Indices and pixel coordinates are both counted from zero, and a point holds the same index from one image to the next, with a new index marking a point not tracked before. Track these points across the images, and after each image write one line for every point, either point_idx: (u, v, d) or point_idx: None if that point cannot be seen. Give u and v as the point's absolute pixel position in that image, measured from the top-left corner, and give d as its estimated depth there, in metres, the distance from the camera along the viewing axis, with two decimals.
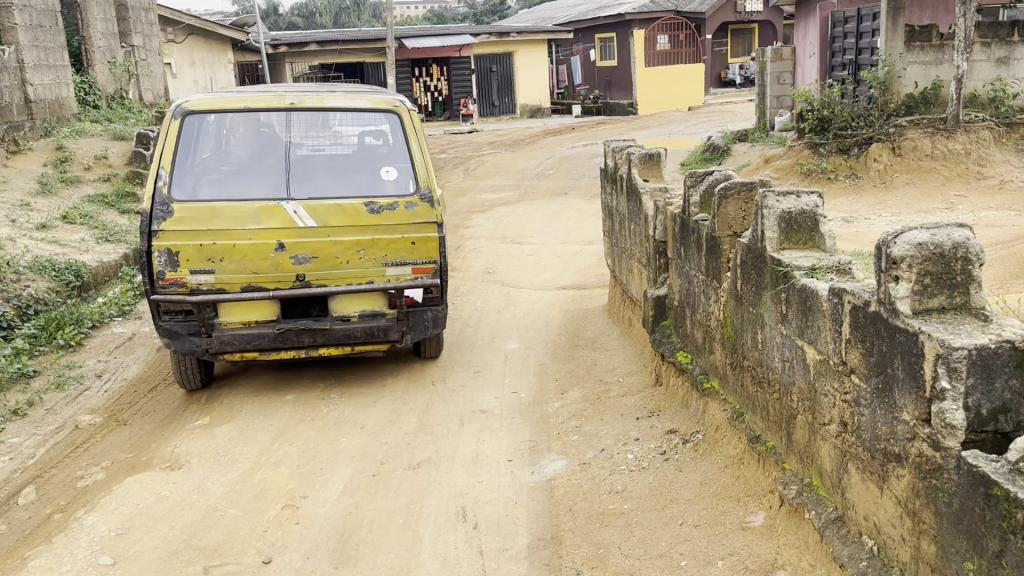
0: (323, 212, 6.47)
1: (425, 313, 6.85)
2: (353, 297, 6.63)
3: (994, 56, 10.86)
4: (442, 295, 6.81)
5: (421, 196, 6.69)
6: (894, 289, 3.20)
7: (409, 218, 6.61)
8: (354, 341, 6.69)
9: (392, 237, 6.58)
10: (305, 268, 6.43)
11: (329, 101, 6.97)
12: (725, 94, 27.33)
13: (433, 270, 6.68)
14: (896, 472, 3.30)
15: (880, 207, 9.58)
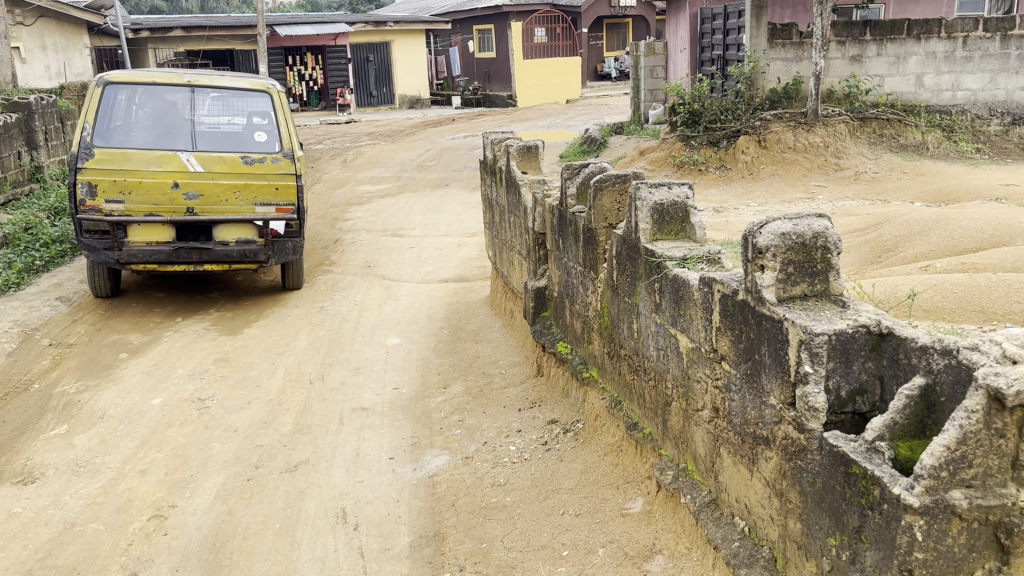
0: (210, 159, 7.84)
1: (286, 244, 8.24)
2: (232, 226, 8.02)
3: (848, 54, 11.45)
4: (300, 228, 8.22)
5: (284, 154, 8.09)
6: (760, 278, 3.32)
7: (274, 169, 8.00)
8: (232, 261, 8.07)
9: (260, 183, 7.95)
10: (194, 204, 7.80)
11: (216, 82, 8.36)
12: (602, 87, 27.85)
13: (293, 210, 8.11)
14: (764, 454, 3.43)
15: (749, 198, 9.94)
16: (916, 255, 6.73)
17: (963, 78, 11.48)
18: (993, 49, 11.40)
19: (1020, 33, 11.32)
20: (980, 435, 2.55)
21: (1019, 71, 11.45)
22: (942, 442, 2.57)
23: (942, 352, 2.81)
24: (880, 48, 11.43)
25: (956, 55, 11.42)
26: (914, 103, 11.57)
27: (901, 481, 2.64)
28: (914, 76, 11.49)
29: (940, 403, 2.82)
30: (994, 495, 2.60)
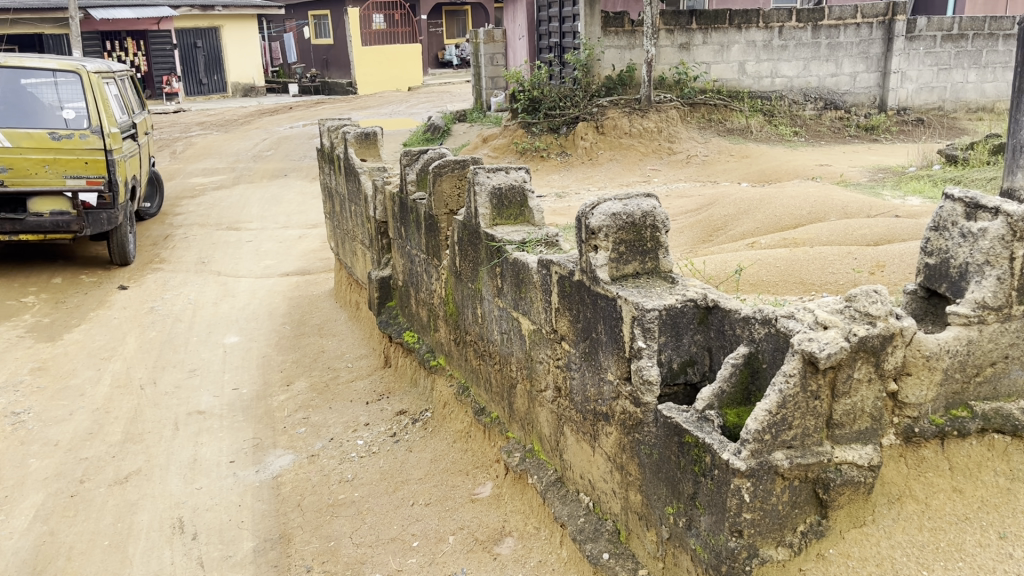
0: (16, 134, 7.74)
1: (101, 215, 8.20)
2: (46, 198, 7.99)
3: (677, 41, 11.94)
4: (114, 200, 8.14)
5: (94, 130, 7.97)
6: (593, 258, 3.39)
7: (83, 144, 7.91)
8: (46, 232, 8.05)
9: (70, 157, 7.87)
10: (3, 176, 7.72)
11: (26, 63, 8.24)
12: (445, 75, 27.73)
13: (105, 183, 8.03)
14: (604, 429, 3.50)
15: (589, 182, 10.16)
16: (744, 233, 7.11)
17: (780, 65, 12.24)
18: (806, 38, 12.20)
19: (828, 23, 12.15)
20: (797, 398, 2.70)
21: (829, 60, 12.31)
22: (764, 406, 2.70)
23: (763, 322, 2.95)
24: (705, 37, 11.97)
25: (772, 44, 12.15)
26: (738, 90, 12.23)
27: (728, 447, 2.76)
28: (737, 64, 12.13)
29: (762, 369, 2.96)
30: (811, 454, 2.76)
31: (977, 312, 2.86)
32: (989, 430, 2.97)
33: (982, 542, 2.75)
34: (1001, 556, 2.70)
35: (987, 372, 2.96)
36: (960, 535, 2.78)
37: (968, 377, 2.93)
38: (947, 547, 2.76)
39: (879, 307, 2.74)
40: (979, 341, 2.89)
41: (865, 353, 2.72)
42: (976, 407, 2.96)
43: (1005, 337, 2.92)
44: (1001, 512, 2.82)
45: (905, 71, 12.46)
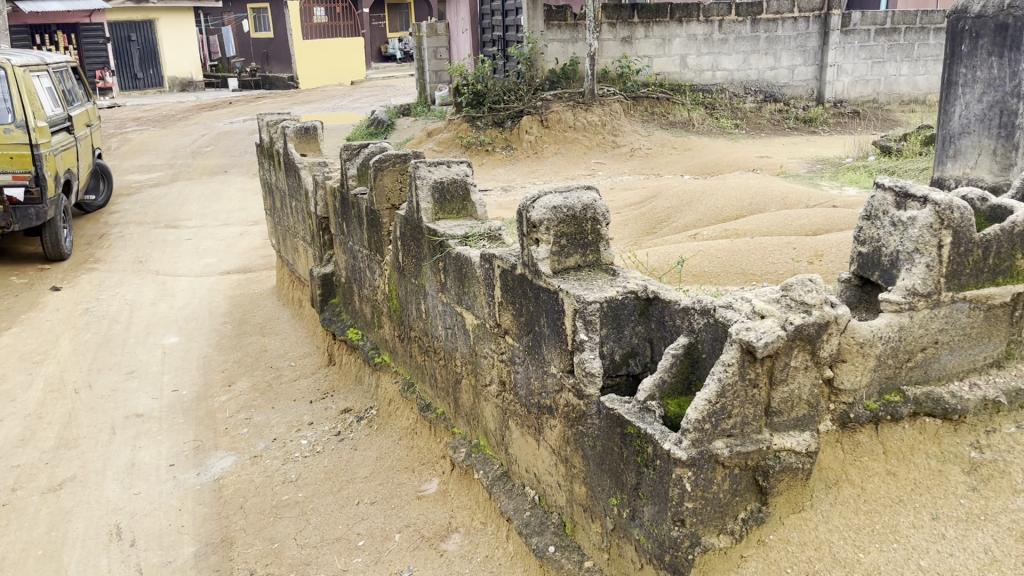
0: None
1: (29, 210, 7.97)
2: None
3: (619, 35, 11.96)
4: (43, 195, 7.94)
5: (18, 124, 7.79)
6: (535, 251, 3.38)
7: (7, 139, 7.75)
8: None
9: None
10: None
11: None
12: (388, 69, 27.49)
13: (31, 177, 7.84)
14: (548, 422, 3.51)
15: (535, 176, 10.16)
16: (686, 224, 7.19)
17: (720, 59, 12.39)
18: (745, 32, 12.38)
19: (767, 17, 12.36)
20: (736, 386, 2.72)
21: (768, 53, 12.54)
22: (704, 396, 2.72)
23: (702, 312, 2.98)
24: (647, 31, 12.04)
25: (713, 37, 12.29)
26: (680, 83, 12.35)
27: (670, 437, 2.78)
28: (679, 57, 12.25)
29: (702, 359, 2.99)
30: (751, 442, 2.79)
31: (909, 299, 2.94)
32: (921, 414, 3.03)
33: (915, 523, 2.82)
34: (933, 536, 2.78)
35: (918, 358, 3.03)
36: (895, 518, 2.85)
37: (900, 362, 3.00)
38: (883, 530, 2.82)
39: (815, 296, 2.78)
40: (910, 327, 2.96)
41: (801, 341, 2.75)
42: (907, 392, 3.03)
43: (935, 322, 3.00)
44: (932, 493, 2.90)
45: (840, 64, 12.76)
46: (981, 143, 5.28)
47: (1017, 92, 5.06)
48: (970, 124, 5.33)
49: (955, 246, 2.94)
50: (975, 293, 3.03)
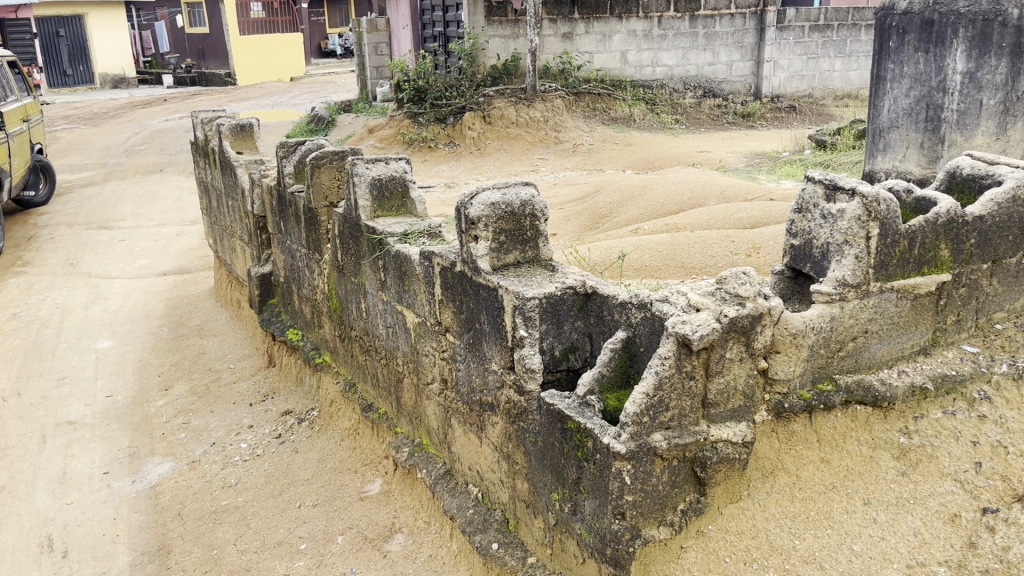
0: None
1: None
2: None
3: (560, 31, 12.00)
4: None
5: None
6: (474, 248, 3.36)
7: None
8: None
9: None
10: None
11: None
12: (328, 65, 27.15)
13: None
14: (490, 419, 3.50)
15: (478, 172, 10.13)
16: (628, 219, 7.25)
17: (660, 54, 12.50)
18: (684, 28, 12.53)
19: (704, 14, 12.53)
20: (673, 379, 2.75)
21: (706, 49, 12.71)
22: (642, 389, 2.74)
23: (639, 306, 2.99)
24: (587, 27, 12.08)
25: (652, 33, 12.40)
26: (621, 78, 12.44)
27: (609, 431, 2.79)
28: (619, 53, 12.33)
29: (640, 353, 3.01)
30: (688, 433, 2.82)
31: (839, 290, 3.00)
32: (852, 402, 3.10)
33: (848, 509, 2.89)
34: (866, 521, 2.85)
35: (849, 347, 3.10)
36: (829, 504, 2.91)
37: (832, 352, 3.06)
38: (817, 516, 2.89)
39: (748, 289, 2.81)
40: (840, 317, 3.02)
41: (736, 333, 2.79)
42: (840, 380, 3.09)
43: (864, 312, 3.07)
44: (864, 479, 2.96)
45: (776, 60, 13.01)
46: (909, 137, 5.32)
47: (943, 87, 5.07)
48: (899, 118, 5.36)
49: (883, 237, 3.01)
50: (901, 283, 3.11)
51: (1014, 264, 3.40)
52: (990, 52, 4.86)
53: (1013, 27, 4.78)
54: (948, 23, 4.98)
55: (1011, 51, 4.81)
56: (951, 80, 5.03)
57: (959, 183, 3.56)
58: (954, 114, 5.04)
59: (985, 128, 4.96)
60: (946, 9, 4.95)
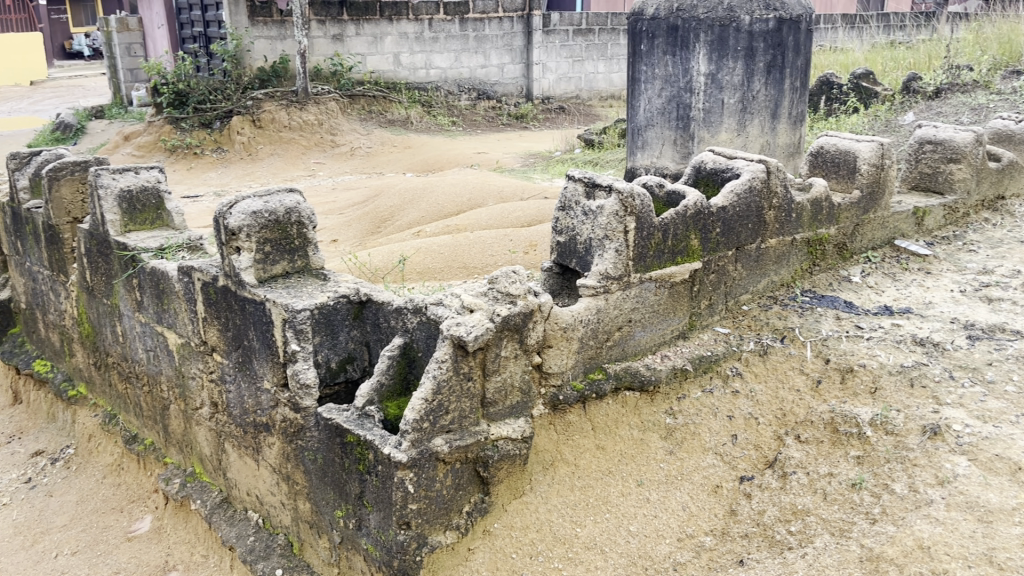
0: None
1: None
2: None
3: (329, 33, 11.69)
4: None
5: None
6: (236, 260, 3.16)
7: None
8: None
9: None
10: None
11: None
12: (75, 67, 24.92)
13: None
14: (266, 440, 3.31)
15: (250, 178, 9.66)
16: (410, 222, 7.21)
17: (432, 57, 12.59)
18: (454, 31, 12.68)
19: (473, 17, 12.76)
20: (451, 382, 2.73)
21: (477, 51, 12.95)
22: (420, 395, 2.69)
23: (414, 311, 2.95)
24: (357, 28, 11.89)
25: (424, 36, 12.45)
26: (395, 80, 12.37)
27: (389, 440, 2.72)
28: (391, 55, 12.26)
29: (417, 358, 2.97)
30: (469, 434, 2.80)
31: (603, 284, 3.12)
32: (622, 388, 3.23)
33: (624, 492, 3.03)
34: (640, 501, 2.99)
35: (616, 336, 3.24)
36: (606, 489, 3.03)
37: (600, 342, 3.18)
38: (596, 502, 3.00)
39: (518, 286, 2.85)
40: (606, 309, 3.15)
41: (509, 331, 2.82)
42: (609, 368, 3.22)
43: (626, 302, 3.22)
44: (637, 462, 3.11)
45: (544, 62, 13.53)
46: (664, 134, 5.48)
47: (690, 87, 5.27)
48: (653, 117, 5.51)
49: (639, 231, 3.17)
50: (658, 272, 3.30)
51: (754, 250, 3.71)
52: (727, 54, 5.13)
53: (746, 33, 5.08)
54: (690, 28, 5.17)
55: (745, 55, 5.11)
56: (696, 81, 5.24)
57: (704, 176, 3.83)
58: (701, 112, 5.25)
59: (728, 126, 5.24)
60: (688, 15, 5.15)
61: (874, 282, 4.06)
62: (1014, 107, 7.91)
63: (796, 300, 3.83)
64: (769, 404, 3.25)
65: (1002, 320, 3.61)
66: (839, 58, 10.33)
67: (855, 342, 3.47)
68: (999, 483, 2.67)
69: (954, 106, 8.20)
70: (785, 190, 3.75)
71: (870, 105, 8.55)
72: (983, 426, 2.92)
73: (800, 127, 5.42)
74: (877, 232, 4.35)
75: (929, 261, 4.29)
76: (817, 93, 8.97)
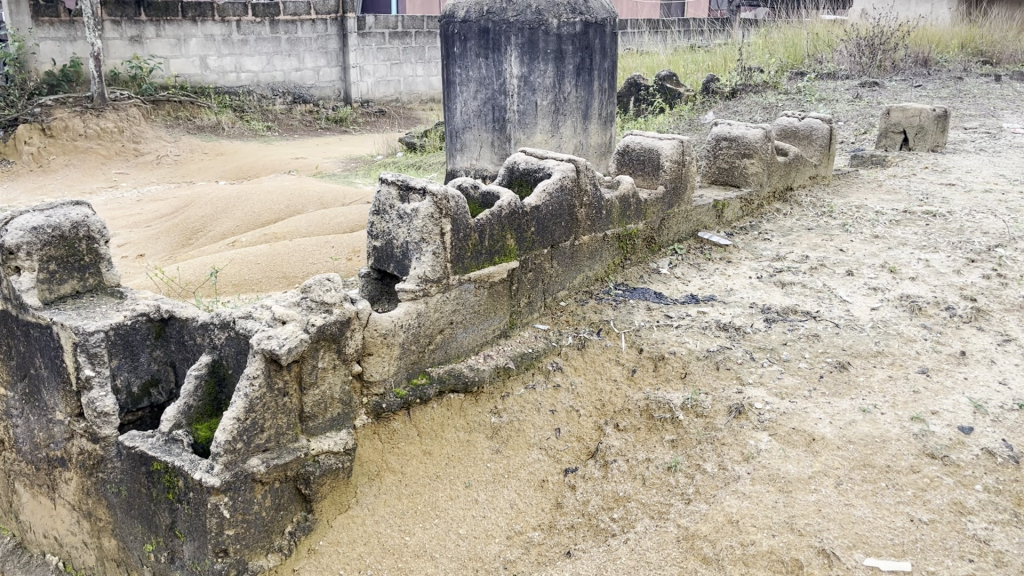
0: None
1: None
2: None
3: (126, 34, 10.95)
4: None
5: None
6: (16, 281, 2.88)
7: None
8: None
9: None
10: None
11: None
12: None
13: None
14: (63, 476, 3.03)
15: (42, 192, 8.86)
16: (224, 232, 6.88)
17: (242, 60, 12.09)
18: (264, 33, 12.23)
19: (284, 19, 12.37)
20: (265, 399, 2.60)
21: (290, 54, 12.57)
22: (232, 414, 2.54)
23: (221, 326, 2.79)
24: (158, 30, 11.22)
25: (232, 38, 11.93)
26: (202, 85, 11.78)
27: (200, 465, 2.56)
28: (197, 58, 11.66)
29: (228, 375, 2.81)
30: (288, 452, 2.68)
31: (422, 287, 3.08)
32: (446, 391, 3.22)
33: (452, 495, 3.01)
34: (468, 503, 2.99)
35: (438, 339, 3.20)
36: (434, 494, 3.01)
37: (422, 347, 3.14)
38: (424, 509, 2.97)
39: (333, 295, 2.75)
40: (426, 312, 3.11)
41: (326, 341, 2.71)
42: (432, 372, 3.18)
43: (447, 305, 3.20)
44: (463, 463, 3.11)
45: (362, 65, 13.36)
46: (481, 137, 5.49)
47: (504, 90, 5.30)
48: (470, 120, 5.50)
49: (455, 232, 3.15)
50: (477, 273, 3.30)
51: (568, 247, 3.81)
52: (538, 57, 5.21)
53: (554, 36, 5.20)
54: (501, 31, 5.19)
55: (555, 57, 5.23)
56: (510, 84, 5.28)
57: (518, 176, 3.88)
58: (516, 115, 5.30)
59: (543, 127, 5.35)
60: (498, 18, 5.17)
61: (680, 273, 4.28)
62: (799, 106, 8.64)
63: (610, 293, 3.98)
64: (589, 396, 3.35)
65: (794, 302, 3.89)
66: (645, 60, 10.86)
67: (665, 331, 3.63)
68: (796, 455, 2.86)
69: (748, 105, 8.91)
70: (594, 188, 3.86)
71: (674, 105, 9.05)
72: (780, 402, 3.13)
73: (609, 127, 5.66)
74: (681, 225, 4.59)
75: (729, 251, 4.57)
76: (625, 95, 9.14)
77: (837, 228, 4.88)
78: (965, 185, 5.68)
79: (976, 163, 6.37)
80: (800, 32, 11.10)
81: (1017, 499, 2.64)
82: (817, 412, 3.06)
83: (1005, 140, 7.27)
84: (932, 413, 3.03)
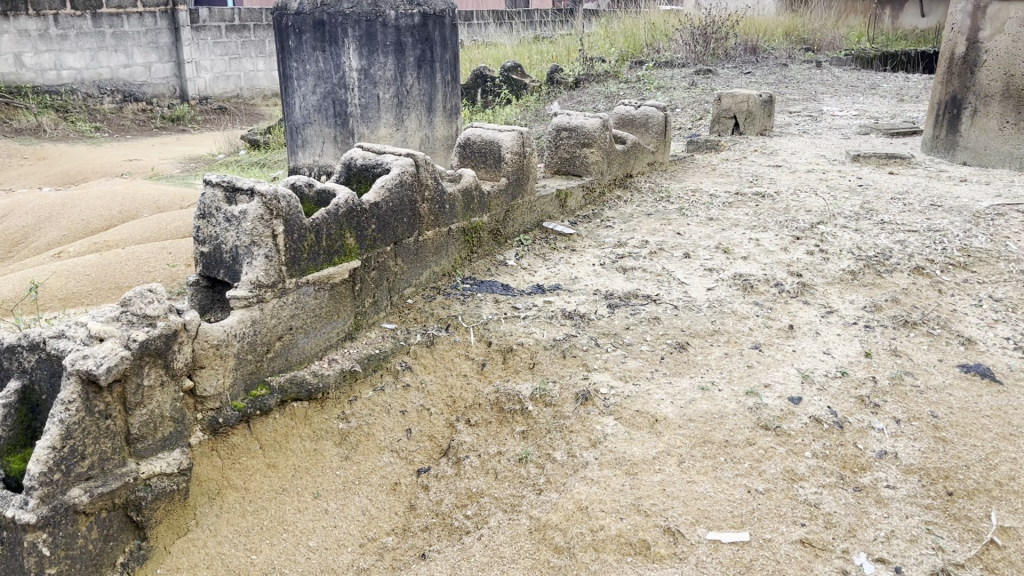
0: None
1: None
2: None
3: None
4: None
5: None
6: None
7: None
8: None
9: None
10: None
11: None
12: None
13: None
14: None
15: None
16: (49, 243, 6.39)
17: (63, 56, 11.24)
18: (86, 27, 11.44)
19: (108, 12, 11.60)
20: (84, 423, 2.40)
21: (117, 50, 11.82)
22: (46, 443, 2.33)
23: (30, 348, 2.55)
24: None
25: (49, 33, 11.06)
26: (18, 83, 10.90)
27: (13, 501, 2.34)
28: (10, 55, 10.75)
29: (41, 401, 2.60)
30: (114, 478, 2.50)
31: (256, 292, 2.93)
32: (289, 400, 3.09)
33: (300, 508, 2.90)
34: (317, 514, 2.89)
35: (277, 347, 3.07)
36: (280, 508, 2.89)
37: (260, 355, 3.00)
38: (271, 524, 2.84)
39: (156, 307, 2.58)
40: (262, 319, 2.97)
41: (151, 357, 2.54)
42: (272, 382, 3.04)
43: (285, 310, 3.07)
44: (311, 474, 3.01)
45: (198, 61, 12.72)
46: (323, 132, 5.32)
47: (343, 83, 5.15)
48: (310, 115, 5.31)
49: (288, 233, 3.01)
50: (316, 274, 3.19)
51: (412, 244, 3.75)
52: (377, 50, 5.10)
53: (392, 28, 5.10)
54: (337, 23, 5.03)
55: (394, 50, 5.14)
56: (349, 77, 5.13)
57: (356, 173, 3.76)
58: (357, 109, 5.16)
59: (386, 121, 5.25)
60: (333, 10, 5.00)
61: (526, 264, 4.30)
62: (638, 94, 8.90)
63: (456, 288, 3.94)
64: (439, 393, 3.30)
65: (635, 287, 3.99)
66: (491, 52, 10.89)
67: (513, 323, 3.63)
68: (641, 437, 2.92)
69: (591, 94, 9.09)
70: (436, 182, 3.81)
71: (520, 96, 9.12)
72: (624, 386, 3.19)
73: (454, 119, 5.63)
74: (525, 216, 4.62)
75: (572, 239, 4.64)
76: (472, 87, 9.14)
77: (675, 213, 5.05)
78: (791, 166, 6.01)
79: (800, 145, 6.75)
80: (638, 22, 11.43)
81: (842, 462, 2.81)
82: (659, 394, 3.14)
83: (825, 122, 7.75)
84: (765, 386, 3.17)
